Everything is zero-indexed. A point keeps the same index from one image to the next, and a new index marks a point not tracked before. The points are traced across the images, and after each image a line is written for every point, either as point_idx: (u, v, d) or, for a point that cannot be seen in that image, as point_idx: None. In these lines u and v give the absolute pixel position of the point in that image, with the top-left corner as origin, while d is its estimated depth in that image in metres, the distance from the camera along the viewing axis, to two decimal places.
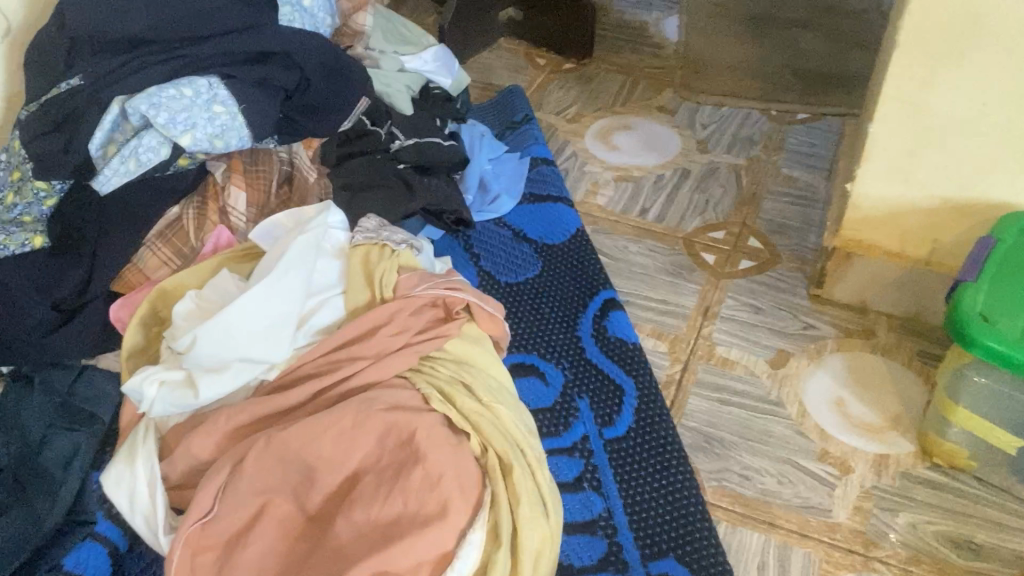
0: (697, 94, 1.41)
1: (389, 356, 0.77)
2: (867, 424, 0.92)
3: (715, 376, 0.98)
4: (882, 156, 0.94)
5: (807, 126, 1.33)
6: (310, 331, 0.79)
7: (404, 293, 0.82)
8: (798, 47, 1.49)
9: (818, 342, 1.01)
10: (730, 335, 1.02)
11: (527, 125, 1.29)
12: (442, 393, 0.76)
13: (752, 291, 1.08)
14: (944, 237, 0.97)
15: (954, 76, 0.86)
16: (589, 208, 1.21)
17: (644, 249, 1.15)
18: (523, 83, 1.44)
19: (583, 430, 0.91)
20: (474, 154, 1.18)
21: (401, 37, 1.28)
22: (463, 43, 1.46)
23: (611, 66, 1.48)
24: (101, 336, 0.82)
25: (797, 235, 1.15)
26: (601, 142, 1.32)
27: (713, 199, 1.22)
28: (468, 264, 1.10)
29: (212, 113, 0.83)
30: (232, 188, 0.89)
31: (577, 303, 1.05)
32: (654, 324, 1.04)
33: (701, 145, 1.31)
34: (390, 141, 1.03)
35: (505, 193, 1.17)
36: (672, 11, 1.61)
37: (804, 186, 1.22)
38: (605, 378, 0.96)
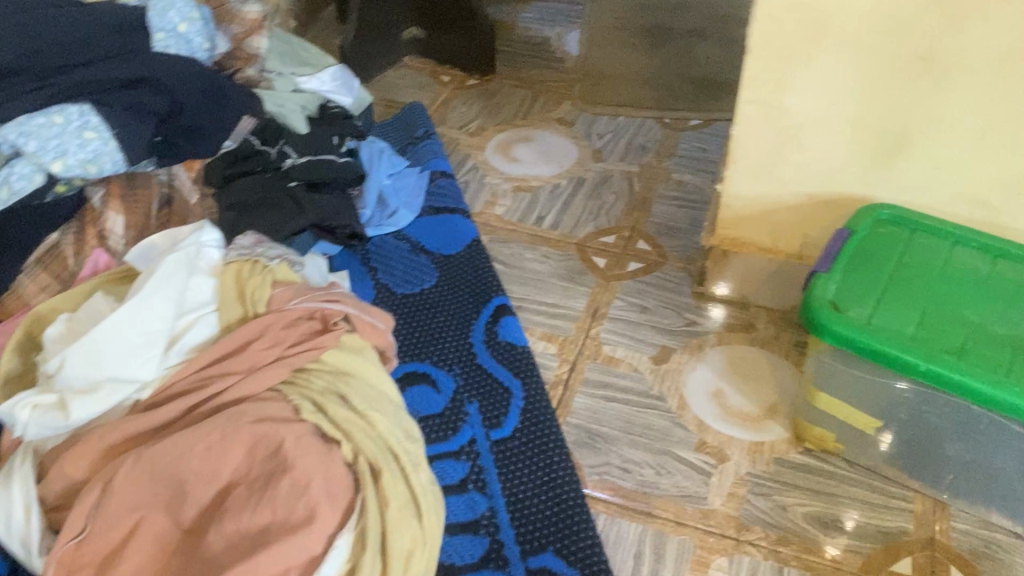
0: (594, 105, 1.45)
1: (261, 369, 0.79)
2: (744, 414, 0.96)
3: (602, 375, 1.01)
4: (747, 158, 0.98)
5: (698, 131, 1.38)
6: (183, 348, 0.80)
7: (278, 307, 0.84)
8: (692, 56, 1.54)
9: (700, 337, 1.05)
10: (617, 335, 1.06)
11: (428, 140, 1.32)
12: (315, 404, 0.78)
13: (640, 292, 1.11)
14: (812, 231, 1.01)
15: (804, 77, 0.90)
16: (487, 218, 1.24)
17: (538, 256, 1.18)
18: (427, 98, 1.47)
19: (470, 433, 0.93)
20: (372, 169, 1.20)
21: (298, 59, 1.30)
22: (366, 63, 1.48)
23: (513, 80, 1.51)
24: None
25: (685, 237, 1.19)
26: (501, 153, 1.35)
27: (606, 205, 1.26)
28: (364, 277, 1.12)
29: (83, 139, 0.85)
30: (109, 212, 0.91)
31: (469, 310, 1.07)
32: (545, 328, 1.07)
33: (597, 154, 1.35)
34: (282, 159, 1.06)
35: (403, 207, 1.19)
36: (574, 25, 1.65)
37: (693, 189, 1.27)
38: (493, 382, 0.99)
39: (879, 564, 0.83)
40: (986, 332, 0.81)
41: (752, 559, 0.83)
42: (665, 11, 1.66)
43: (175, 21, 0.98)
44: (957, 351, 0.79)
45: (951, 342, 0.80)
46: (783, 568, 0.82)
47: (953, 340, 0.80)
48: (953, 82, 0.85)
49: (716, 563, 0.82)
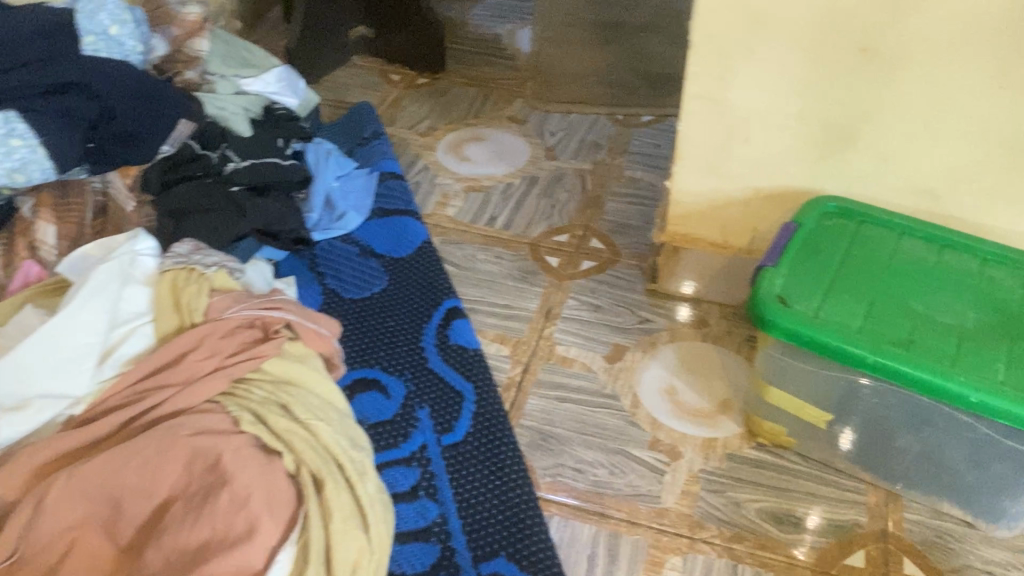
0: (546, 103, 1.44)
1: (198, 380, 0.77)
2: (697, 411, 0.95)
3: (555, 375, 1.00)
4: (694, 153, 0.98)
5: (650, 127, 1.38)
6: (119, 361, 0.78)
7: (215, 316, 0.82)
8: (644, 51, 1.53)
9: (653, 335, 1.04)
10: (570, 335, 1.05)
11: (376, 141, 1.30)
12: (255, 415, 0.76)
13: (593, 290, 1.10)
14: (761, 226, 1.01)
15: (747, 71, 0.89)
16: (438, 220, 1.22)
17: (490, 256, 1.16)
18: (376, 99, 1.45)
19: (421, 439, 0.91)
20: (320, 172, 1.18)
21: (241, 61, 1.26)
22: (314, 63, 1.45)
23: (464, 79, 1.49)
24: None
25: (637, 234, 1.19)
26: (452, 153, 1.34)
27: (558, 203, 1.25)
28: (312, 282, 1.09)
29: (8, 147, 0.83)
30: (41, 223, 0.88)
31: (420, 314, 1.06)
32: (498, 330, 1.06)
33: (549, 152, 1.34)
34: (224, 163, 1.02)
35: (352, 210, 1.17)
36: (525, 22, 1.63)
37: (646, 185, 1.26)
38: (445, 386, 0.97)
39: (833, 558, 0.83)
40: (932, 322, 0.81)
41: (707, 557, 0.82)
42: (616, 7, 1.65)
43: (105, 23, 0.95)
44: (904, 342, 0.79)
45: (898, 332, 0.80)
46: (737, 565, 0.82)
47: (901, 331, 0.80)
48: (895, 73, 0.85)
49: (670, 563, 0.82)
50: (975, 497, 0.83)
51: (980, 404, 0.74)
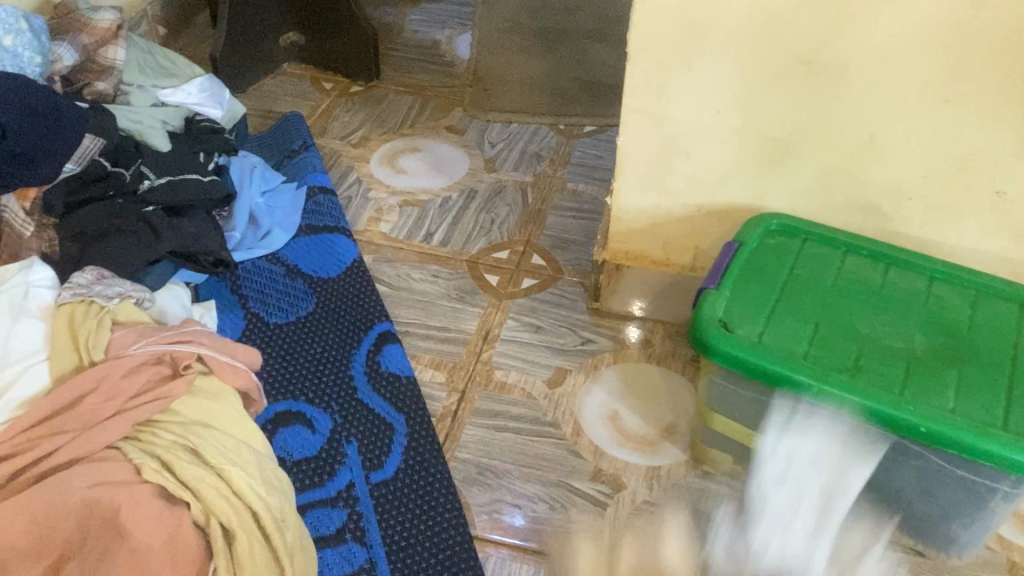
0: (486, 112, 1.39)
1: (98, 425, 0.70)
2: (640, 438, 0.92)
3: (492, 403, 0.95)
4: (634, 169, 0.94)
5: (592, 138, 1.34)
6: (11, 403, 0.71)
7: (116, 354, 0.75)
8: (586, 58, 1.50)
9: (595, 357, 1.00)
10: (509, 358, 1.00)
11: (306, 152, 1.24)
12: (162, 462, 0.70)
13: (533, 310, 1.06)
14: (704, 243, 0.98)
15: (687, 84, 0.85)
16: (371, 236, 1.16)
17: (425, 275, 1.11)
18: (307, 108, 1.38)
19: (349, 477, 0.86)
20: (243, 189, 1.12)
21: (161, 69, 1.20)
22: (242, 71, 1.39)
23: (402, 87, 1.44)
24: None
25: (580, 250, 1.14)
26: (386, 166, 1.28)
27: (499, 218, 1.20)
28: (235, 306, 1.03)
29: None
30: None
31: (350, 339, 1.00)
32: (434, 354, 1.01)
33: (489, 164, 1.29)
34: (137, 182, 0.96)
35: (278, 227, 1.11)
36: (464, 29, 1.58)
37: (588, 198, 1.23)
38: (374, 418, 0.92)
39: None
40: (879, 346, 0.78)
41: None
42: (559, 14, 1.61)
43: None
44: (851, 368, 0.76)
45: (843, 357, 0.77)
46: None
47: (845, 356, 0.77)
48: (839, 87, 0.82)
49: None
50: (930, 525, 0.80)
51: (927, 432, 0.71)
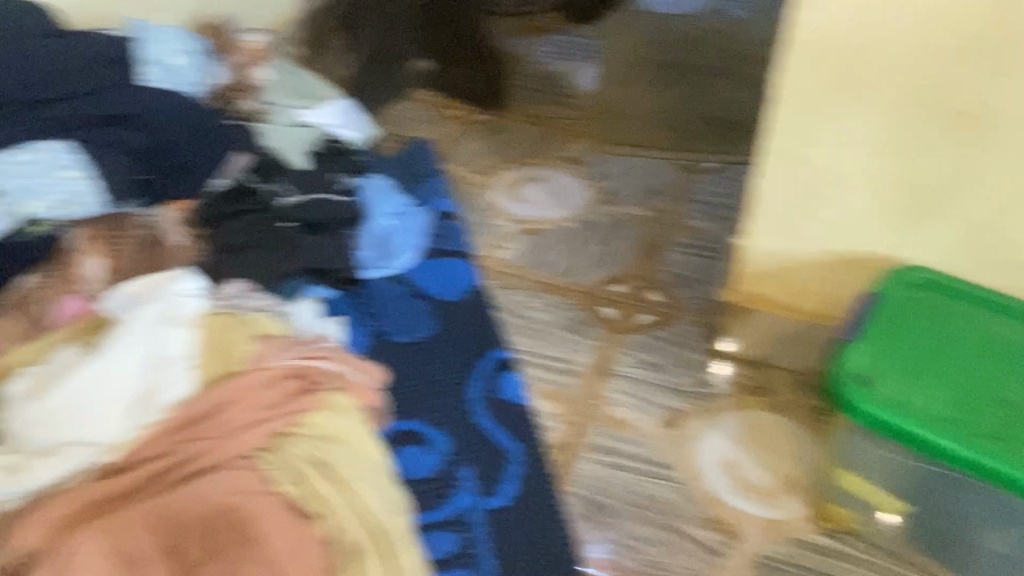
0: (610, 144, 1.39)
1: (240, 433, 0.73)
2: (760, 487, 0.89)
3: (609, 440, 0.94)
4: (768, 212, 0.92)
5: (716, 174, 1.32)
6: (157, 407, 0.74)
7: (260, 364, 0.79)
8: (711, 98, 1.49)
9: (713, 400, 0.98)
10: (625, 395, 1.00)
11: (431, 179, 1.29)
12: (295, 474, 0.72)
13: (651, 347, 1.05)
14: (834, 292, 0.95)
15: (834, 130, 0.84)
16: (491, 263, 1.17)
17: (543, 305, 1.11)
18: (433, 133, 1.42)
19: (464, 500, 0.87)
20: (373, 213, 1.17)
21: (302, 92, 1.24)
22: (373, 95, 1.44)
23: (526, 116, 1.46)
24: None
25: (701, 289, 1.13)
26: (508, 194, 1.29)
27: (619, 251, 1.19)
28: (360, 324, 1.06)
29: (60, 179, 0.86)
30: (87, 258, 0.86)
31: (469, 362, 1.01)
32: (548, 385, 1.00)
33: (610, 196, 1.29)
34: (276, 198, 0.99)
35: (404, 249, 1.15)
36: (588, 61, 1.59)
37: (710, 236, 1.21)
38: (490, 443, 0.92)
39: None
40: None
41: None
42: (683, 53, 1.61)
43: (164, 55, 0.97)
44: (1000, 437, 0.72)
45: (991, 425, 0.73)
46: None
47: (993, 423, 0.73)
48: (998, 140, 0.79)
49: None
50: None
51: None
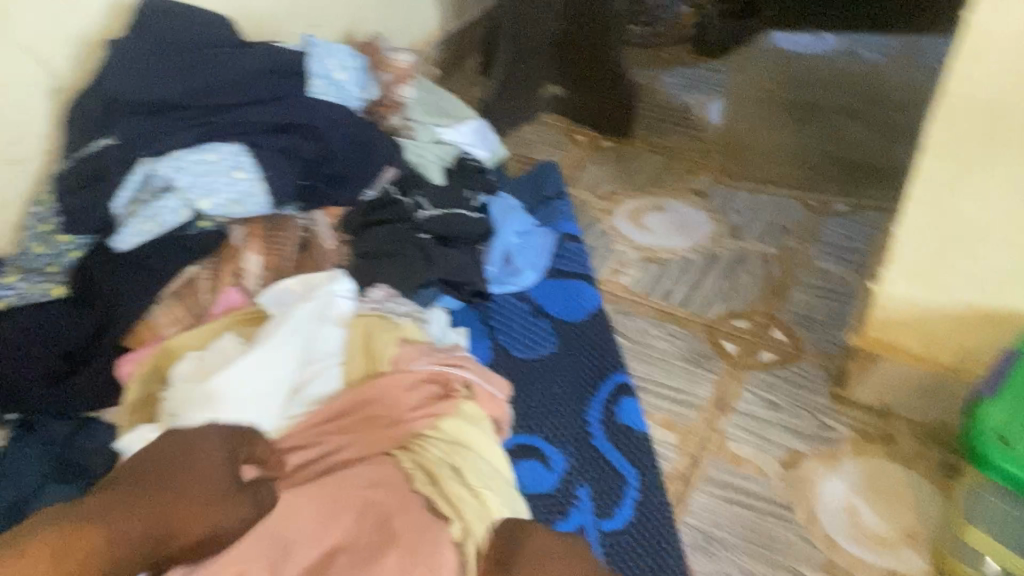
0: (736, 180, 1.40)
1: (382, 430, 0.78)
2: (878, 537, 0.89)
3: (725, 475, 0.95)
4: (907, 261, 0.91)
5: (844, 217, 1.31)
6: (308, 399, 0.80)
7: (403, 366, 0.83)
8: (841, 139, 1.48)
9: (832, 444, 0.98)
10: (743, 431, 1.00)
11: (558, 201, 1.30)
12: (428, 474, 0.76)
13: (771, 386, 1.05)
14: (971, 346, 0.93)
15: (985, 184, 0.82)
16: (613, 287, 1.19)
17: (664, 334, 1.12)
18: (560, 157, 1.45)
19: (580, 520, 0.89)
20: (501, 227, 1.18)
21: (440, 110, 1.30)
22: (504, 116, 1.49)
23: (651, 146, 1.48)
24: (105, 392, 0.85)
25: (824, 331, 1.13)
26: (632, 223, 1.31)
27: (741, 286, 1.20)
28: (483, 338, 1.09)
29: (231, 178, 0.88)
30: (247, 253, 0.91)
31: (588, 386, 1.03)
32: (666, 414, 1.02)
33: (733, 231, 1.30)
34: (416, 211, 1.04)
35: (528, 267, 1.17)
36: (716, 95, 1.61)
37: (836, 279, 1.20)
38: (607, 467, 0.94)
39: None
40: None
41: None
42: (813, 94, 1.61)
43: (332, 68, 1.00)
44: None
45: None
46: None
47: None
48: None
49: None
50: None
51: None
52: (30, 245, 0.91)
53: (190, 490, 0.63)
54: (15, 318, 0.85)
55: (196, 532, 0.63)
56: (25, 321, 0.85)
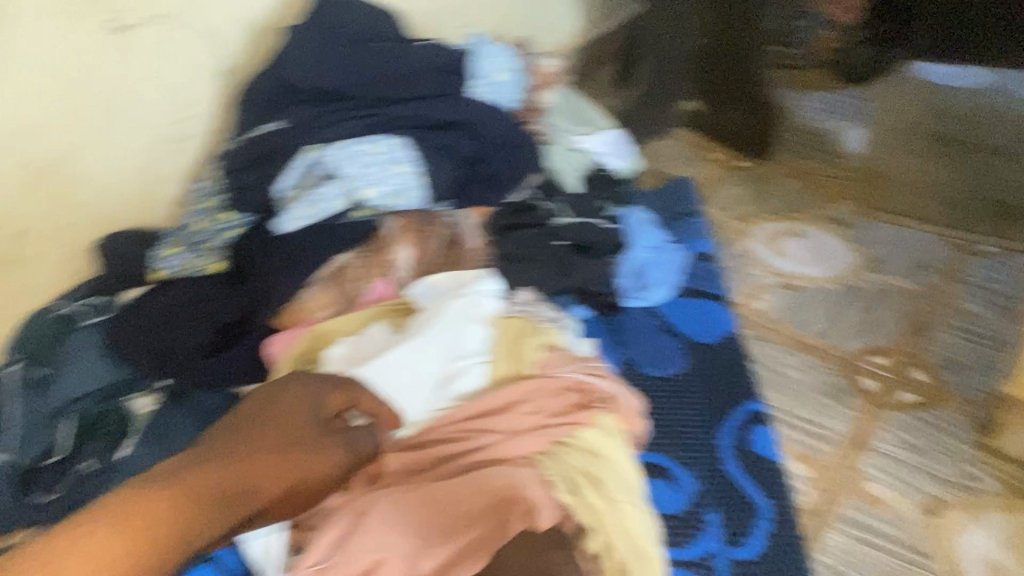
0: (878, 211, 1.35)
1: (525, 435, 0.77)
2: None
3: (863, 516, 0.91)
4: None
5: (994, 259, 1.25)
6: (453, 395, 0.81)
7: (546, 372, 0.83)
8: (992, 177, 1.41)
9: (980, 495, 0.93)
10: (882, 472, 0.96)
11: (692, 220, 1.28)
12: (570, 484, 0.74)
13: (914, 428, 1.00)
14: None
15: None
16: (747, 311, 1.17)
17: (799, 364, 1.09)
18: (695, 174, 1.43)
19: (709, 546, 0.86)
20: (635, 241, 1.16)
21: (580, 118, 1.29)
22: (638, 130, 1.48)
23: (789, 170, 1.44)
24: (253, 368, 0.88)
25: (972, 376, 1.07)
26: (768, 246, 1.28)
27: (882, 321, 1.15)
28: (612, 350, 1.07)
29: (392, 171, 0.91)
30: (397, 246, 0.92)
31: (721, 410, 1.00)
32: (801, 447, 0.98)
33: (875, 264, 1.25)
34: (555, 217, 1.04)
35: (661, 284, 1.14)
36: (856, 123, 1.56)
37: (985, 323, 1.14)
38: (739, 493, 0.91)
39: None
40: None
41: None
42: (964, 129, 1.53)
43: (494, 72, 1.03)
44: None
45: None
46: None
47: None
48: None
49: None
50: None
51: None
52: (193, 220, 0.95)
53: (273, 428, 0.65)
54: (177, 290, 0.90)
55: (282, 481, 0.62)
56: (186, 293, 0.89)
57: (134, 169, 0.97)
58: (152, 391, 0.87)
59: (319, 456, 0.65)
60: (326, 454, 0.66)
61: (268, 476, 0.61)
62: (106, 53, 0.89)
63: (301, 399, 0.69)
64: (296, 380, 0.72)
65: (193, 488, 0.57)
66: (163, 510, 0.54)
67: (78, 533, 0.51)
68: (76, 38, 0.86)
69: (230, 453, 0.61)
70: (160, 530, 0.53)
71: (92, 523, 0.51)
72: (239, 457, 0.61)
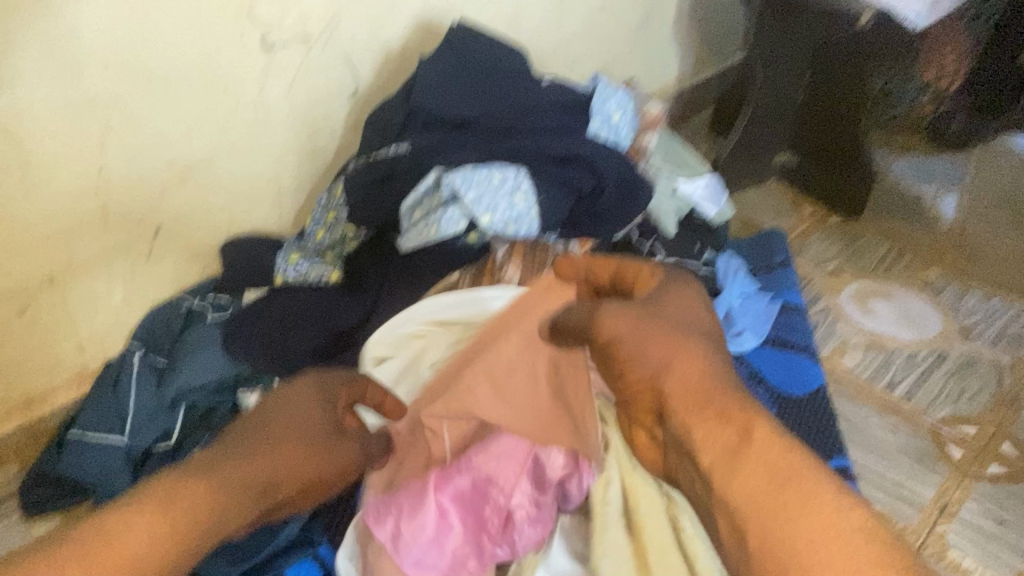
0: (970, 278, 1.35)
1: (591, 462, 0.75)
2: None
3: None
4: None
5: None
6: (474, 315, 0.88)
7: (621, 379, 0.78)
8: None
9: None
10: (965, 541, 0.96)
11: (785, 269, 1.29)
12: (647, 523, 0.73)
13: (1001, 501, 1.00)
14: None
15: None
16: (833, 367, 1.18)
17: (885, 425, 1.09)
18: (785, 227, 1.46)
19: None
20: (727, 286, 1.15)
21: (678, 163, 1.32)
22: (731, 179, 1.52)
23: (880, 231, 1.46)
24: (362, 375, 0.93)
25: None
26: (857, 303, 1.29)
27: (971, 389, 1.15)
28: None
29: (512, 200, 0.90)
30: (508, 270, 0.95)
31: None
32: (884, 508, 0.99)
33: (965, 331, 1.25)
34: None
35: (751, 332, 1.13)
36: (951, 189, 1.56)
37: None
38: None
39: None
40: None
41: None
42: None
43: (612, 110, 1.05)
44: None
45: None
46: None
47: None
48: None
49: None
50: None
51: None
52: (313, 230, 1.01)
53: (287, 432, 0.62)
54: (296, 295, 0.95)
55: (294, 477, 0.61)
56: (304, 298, 0.94)
57: (267, 178, 1.03)
58: (261, 388, 0.92)
59: (333, 457, 0.64)
60: (335, 456, 0.65)
61: (288, 472, 0.61)
62: (263, 65, 0.93)
63: (304, 402, 0.65)
64: (301, 379, 0.67)
65: (219, 484, 0.55)
66: (188, 503, 0.53)
67: (126, 513, 0.51)
68: (239, 50, 0.90)
69: (258, 450, 0.60)
70: (186, 533, 0.52)
71: (139, 505, 0.52)
72: (259, 449, 0.60)
